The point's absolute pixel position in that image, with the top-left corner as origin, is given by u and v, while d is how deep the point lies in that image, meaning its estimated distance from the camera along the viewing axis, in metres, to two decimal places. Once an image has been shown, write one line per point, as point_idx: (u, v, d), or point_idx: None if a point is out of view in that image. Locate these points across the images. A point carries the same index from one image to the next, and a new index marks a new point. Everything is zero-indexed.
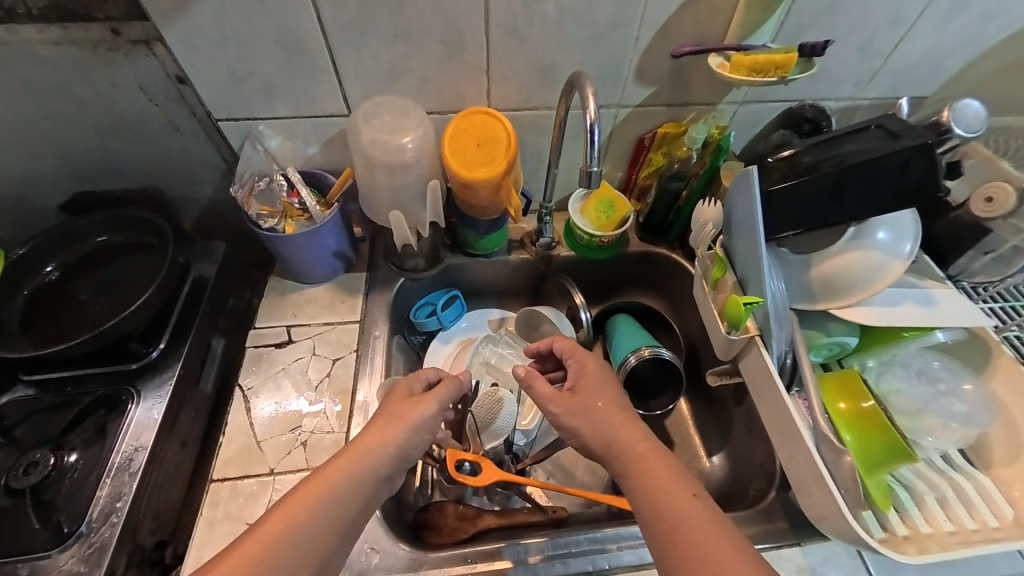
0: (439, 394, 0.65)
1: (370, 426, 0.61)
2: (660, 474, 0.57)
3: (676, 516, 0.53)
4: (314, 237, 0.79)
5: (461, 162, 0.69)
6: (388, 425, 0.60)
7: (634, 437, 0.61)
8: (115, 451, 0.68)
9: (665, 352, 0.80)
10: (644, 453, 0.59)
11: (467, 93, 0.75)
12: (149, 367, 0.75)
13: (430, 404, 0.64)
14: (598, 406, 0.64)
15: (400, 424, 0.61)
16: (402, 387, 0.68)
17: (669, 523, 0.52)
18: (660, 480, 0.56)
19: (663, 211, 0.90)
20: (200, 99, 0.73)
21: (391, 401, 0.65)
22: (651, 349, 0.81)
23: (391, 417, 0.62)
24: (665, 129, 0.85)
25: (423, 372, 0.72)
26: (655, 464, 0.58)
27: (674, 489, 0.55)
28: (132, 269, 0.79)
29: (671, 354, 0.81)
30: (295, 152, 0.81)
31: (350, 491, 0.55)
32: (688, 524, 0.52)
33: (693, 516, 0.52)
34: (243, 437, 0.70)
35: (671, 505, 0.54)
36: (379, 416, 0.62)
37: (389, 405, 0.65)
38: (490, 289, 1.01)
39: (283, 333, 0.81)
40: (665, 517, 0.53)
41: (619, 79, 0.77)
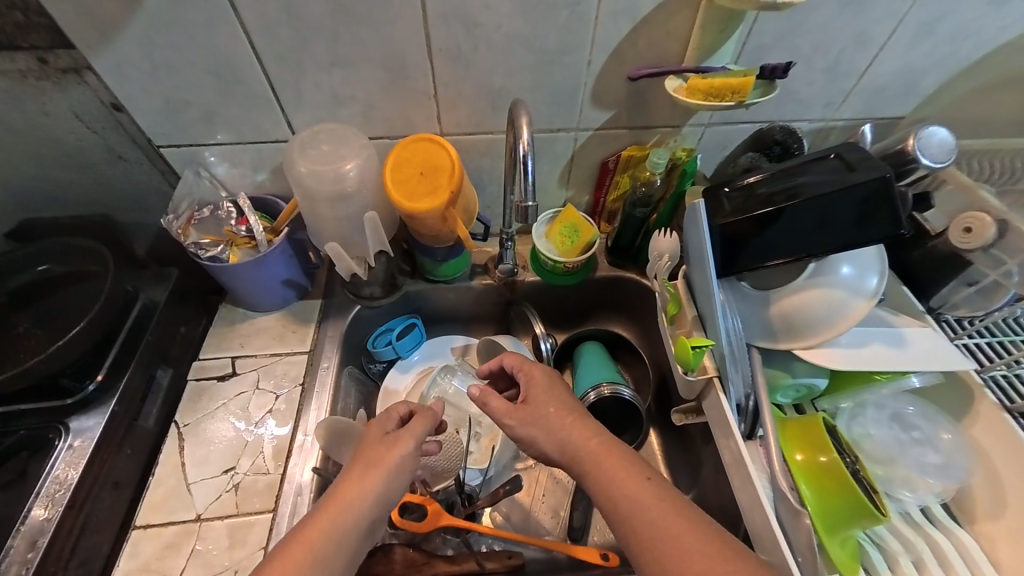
0: (414, 432, 0.62)
1: (348, 472, 0.57)
2: (619, 473, 0.56)
3: (644, 517, 0.52)
4: (260, 266, 0.76)
5: (403, 192, 0.66)
6: (368, 469, 0.57)
7: (589, 438, 0.60)
8: (35, 495, 0.65)
9: (625, 391, 0.78)
10: (600, 453, 0.58)
11: (416, 119, 0.73)
12: (83, 402, 0.72)
13: (407, 443, 0.60)
14: (551, 414, 0.63)
15: (379, 468, 0.58)
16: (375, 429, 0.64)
17: (642, 524, 0.52)
18: (621, 478, 0.55)
19: (630, 235, 0.86)
20: (139, 126, 0.71)
21: (365, 445, 0.61)
22: (611, 387, 0.79)
23: (371, 459, 0.58)
24: (629, 153, 0.81)
25: (394, 406, 0.68)
26: (611, 464, 0.57)
27: (636, 485, 0.55)
28: (73, 300, 0.77)
29: (631, 393, 0.79)
30: (245, 178, 0.80)
31: (332, 552, 0.51)
32: (659, 520, 0.52)
33: (658, 507, 0.53)
34: (174, 479, 0.67)
35: (636, 505, 0.53)
36: (357, 461, 0.58)
37: (366, 448, 0.61)
38: (454, 315, 0.96)
39: (228, 365, 0.78)
40: (637, 521, 0.52)
41: (575, 103, 0.74)
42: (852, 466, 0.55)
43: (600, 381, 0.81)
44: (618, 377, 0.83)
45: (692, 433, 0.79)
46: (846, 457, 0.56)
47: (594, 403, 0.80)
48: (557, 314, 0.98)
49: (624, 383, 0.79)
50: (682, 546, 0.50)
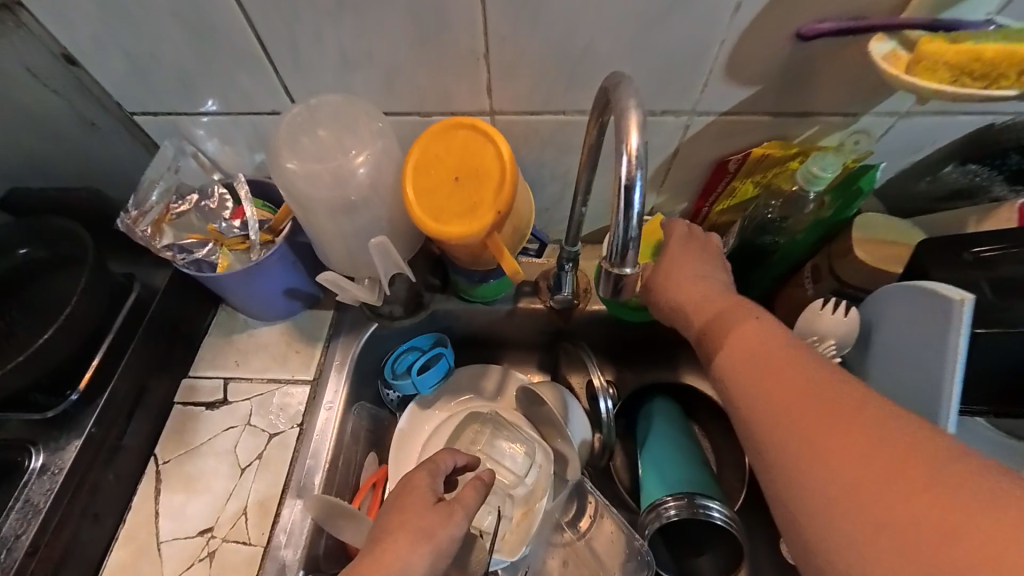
0: (465, 500, 0.47)
1: (384, 531, 0.44)
2: (743, 336, 0.40)
3: (766, 379, 0.37)
4: (253, 276, 0.60)
5: (428, 207, 0.46)
6: (409, 540, 0.43)
7: (711, 312, 0.45)
8: (0, 530, 0.57)
9: (717, 511, 0.53)
10: (721, 314, 0.43)
11: (456, 91, 0.51)
12: (64, 416, 0.62)
13: (462, 518, 0.45)
14: (682, 280, 0.49)
15: (426, 544, 0.43)
16: (409, 484, 0.48)
17: (763, 388, 0.36)
18: (741, 338, 0.40)
19: (743, 268, 0.60)
20: (103, 87, 0.55)
21: (398, 500, 0.46)
22: (693, 503, 0.54)
23: (414, 525, 0.44)
24: (764, 151, 0.55)
25: (437, 456, 0.52)
26: (735, 325, 0.42)
27: (762, 351, 0.38)
28: (52, 292, 0.66)
29: (724, 513, 0.53)
30: (240, 158, 0.63)
31: None
32: (795, 399, 0.34)
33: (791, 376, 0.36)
34: (146, 534, 0.57)
35: (759, 359, 0.38)
36: (403, 523, 0.44)
37: (407, 504, 0.46)
38: (492, 340, 0.77)
39: (219, 389, 0.65)
40: (753, 376, 0.37)
41: (697, 73, 0.48)
42: None
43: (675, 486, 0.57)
44: (700, 480, 0.59)
45: None
46: None
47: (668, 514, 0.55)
48: (623, 352, 0.75)
49: (714, 499, 0.54)
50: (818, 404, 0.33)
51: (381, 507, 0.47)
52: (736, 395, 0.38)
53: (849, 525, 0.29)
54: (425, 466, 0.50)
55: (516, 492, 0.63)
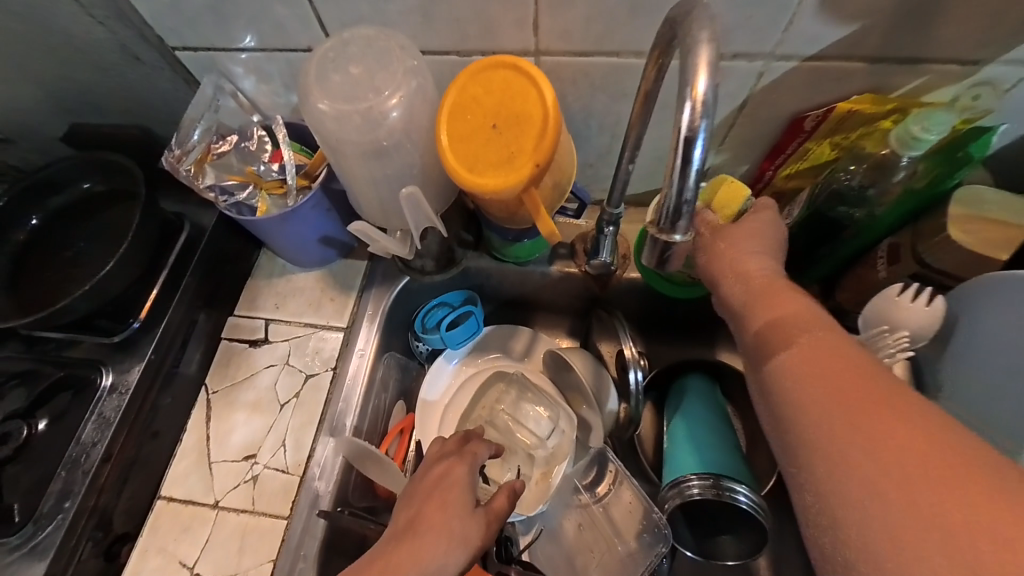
0: (497, 509, 0.48)
1: (419, 522, 0.45)
2: (784, 310, 0.38)
3: (818, 366, 0.34)
4: (290, 222, 0.61)
5: (463, 156, 0.43)
6: (443, 541, 0.43)
7: (756, 283, 0.41)
8: (76, 440, 0.62)
9: (745, 496, 0.51)
10: (775, 307, 0.39)
11: (500, 25, 0.46)
12: (128, 341, 0.67)
13: (493, 525, 0.47)
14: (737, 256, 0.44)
15: (458, 543, 0.44)
16: (446, 478, 0.49)
17: (802, 362, 0.34)
18: (781, 314, 0.38)
19: (807, 242, 0.53)
20: (143, 17, 0.54)
21: (433, 493, 0.47)
22: (718, 485, 0.52)
23: (448, 528, 0.44)
24: (849, 107, 0.47)
25: (473, 449, 0.53)
26: (776, 301, 0.39)
27: (810, 327, 0.36)
28: (112, 226, 0.70)
29: (752, 499, 0.52)
30: (277, 98, 0.62)
31: None
32: (839, 376, 0.32)
33: (839, 356, 0.33)
34: (196, 456, 0.61)
35: (799, 336, 0.36)
36: (442, 512, 0.45)
37: (445, 502, 0.46)
38: (524, 301, 0.76)
39: (260, 329, 0.69)
40: (794, 350, 0.35)
41: (785, 5, 0.40)
42: None
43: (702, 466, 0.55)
44: (727, 461, 0.57)
45: None
46: None
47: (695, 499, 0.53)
48: (658, 323, 0.71)
49: (739, 483, 0.52)
50: (863, 388, 0.31)
51: (406, 489, 0.49)
52: (781, 383, 0.35)
53: (884, 525, 0.27)
54: (462, 461, 0.51)
55: (540, 454, 0.63)
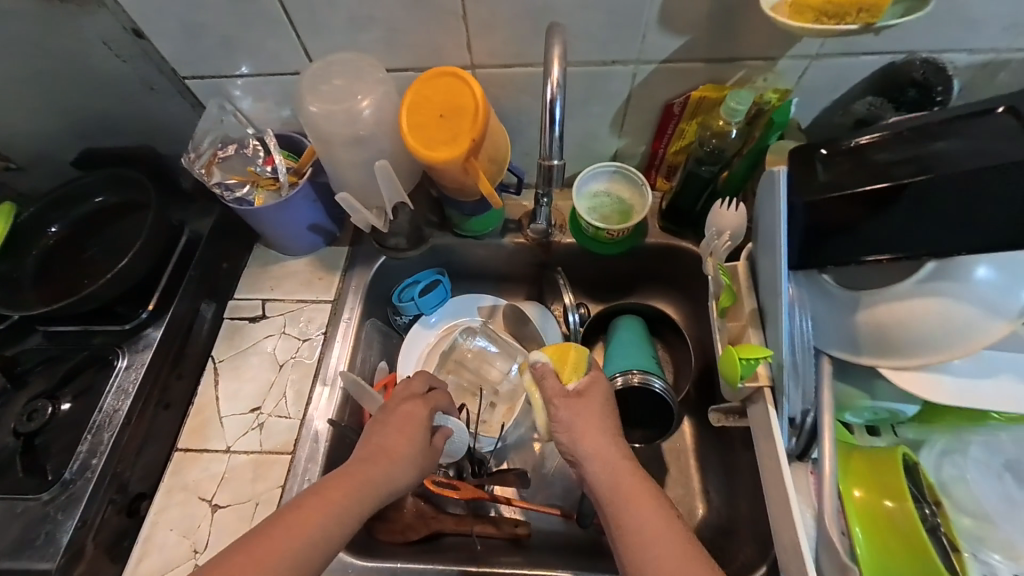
0: (438, 446, 0.61)
1: (392, 448, 0.56)
2: (598, 440, 0.54)
3: (646, 520, 0.47)
4: (283, 210, 0.74)
5: (420, 138, 0.58)
6: (406, 464, 0.56)
7: (583, 418, 0.55)
8: (100, 408, 0.72)
9: (657, 382, 0.68)
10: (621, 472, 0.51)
11: (444, 46, 0.63)
12: (139, 326, 0.78)
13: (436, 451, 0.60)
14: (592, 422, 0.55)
15: (408, 463, 0.56)
16: (414, 418, 0.59)
17: (605, 474, 0.51)
18: (595, 446, 0.53)
19: (693, 196, 0.72)
20: (161, 54, 0.69)
21: (407, 427, 0.58)
22: (642, 376, 0.68)
23: (412, 449, 0.57)
24: (702, 93, 0.65)
25: (436, 398, 0.64)
26: (601, 436, 0.54)
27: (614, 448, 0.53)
28: (125, 230, 0.82)
29: (664, 386, 0.68)
30: (270, 114, 0.76)
31: (344, 516, 0.49)
32: (623, 481, 0.50)
33: (627, 472, 0.51)
34: (210, 411, 0.73)
35: (607, 458, 0.52)
36: (400, 434, 0.57)
37: (411, 436, 0.58)
38: (485, 273, 0.90)
39: (259, 307, 0.80)
40: (632, 507, 0.48)
41: (638, 26, 0.59)
42: (931, 520, 0.46)
43: (633, 367, 0.70)
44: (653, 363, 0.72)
45: (735, 431, 0.69)
46: (924, 506, 0.47)
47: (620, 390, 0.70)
48: (598, 282, 0.87)
49: (658, 377, 0.69)
50: (664, 527, 0.47)
51: (376, 416, 0.60)
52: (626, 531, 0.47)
53: None
54: (422, 403, 0.61)
55: (502, 389, 0.78)
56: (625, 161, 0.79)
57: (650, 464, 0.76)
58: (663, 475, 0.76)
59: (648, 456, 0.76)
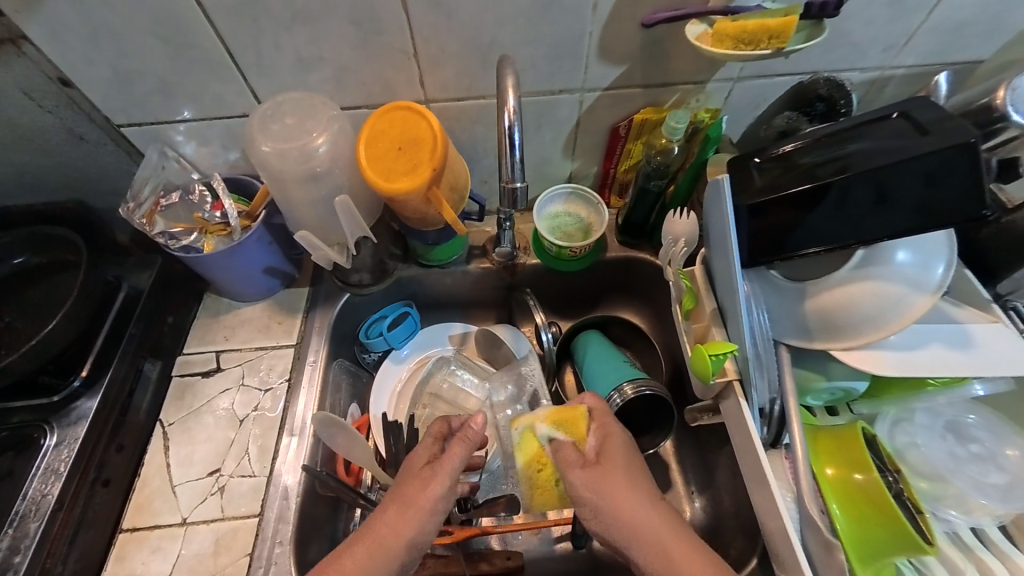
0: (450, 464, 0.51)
1: (387, 538, 0.48)
2: (631, 497, 0.50)
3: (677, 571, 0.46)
4: (235, 254, 0.70)
5: (379, 170, 0.58)
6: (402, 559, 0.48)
7: (609, 484, 0.51)
8: (22, 495, 0.62)
9: (649, 387, 0.67)
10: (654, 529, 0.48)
11: (397, 83, 0.64)
12: (70, 398, 0.68)
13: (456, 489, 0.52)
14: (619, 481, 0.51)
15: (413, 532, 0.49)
16: (424, 486, 0.50)
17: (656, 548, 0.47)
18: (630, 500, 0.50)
19: (644, 211, 0.76)
20: (92, 102, 0.65)
21: (414, 507, 0.49)
22: (634, 386, 0.68)
23: (416, 544, 0.49)
24: (643, 116, 0.70)
25: (456, 453, 0.52)
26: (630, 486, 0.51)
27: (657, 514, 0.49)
28: (50, 291, 0.74)
29: (654, 389, 0.68)
30: (216, 157, 0.74)
31: None
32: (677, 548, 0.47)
33: (673, 537, 0.48)
34: (159, 481, 0.66)
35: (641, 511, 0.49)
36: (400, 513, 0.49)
37: (410, 543, 0.48)
38: (452, 301, 0.89)
39: (212, 360, 0.75)
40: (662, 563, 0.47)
41: (579, 58, 0.63)
42: (895, 486, 0.49)
43: (622, 380, 0.70)
44: (631, 368, 0.73)
45: (711, 429, 0.71)
46: (889, 475, 0.49)
47: (620, 408, 0.69)
48: (565, 300, 0.90)
49: (647, 379, 0.69)
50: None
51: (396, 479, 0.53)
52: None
53: None
54: (443, 487, 0.50)
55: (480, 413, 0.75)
56: (579, 182, 0.83)
57: None
58: None
59: None
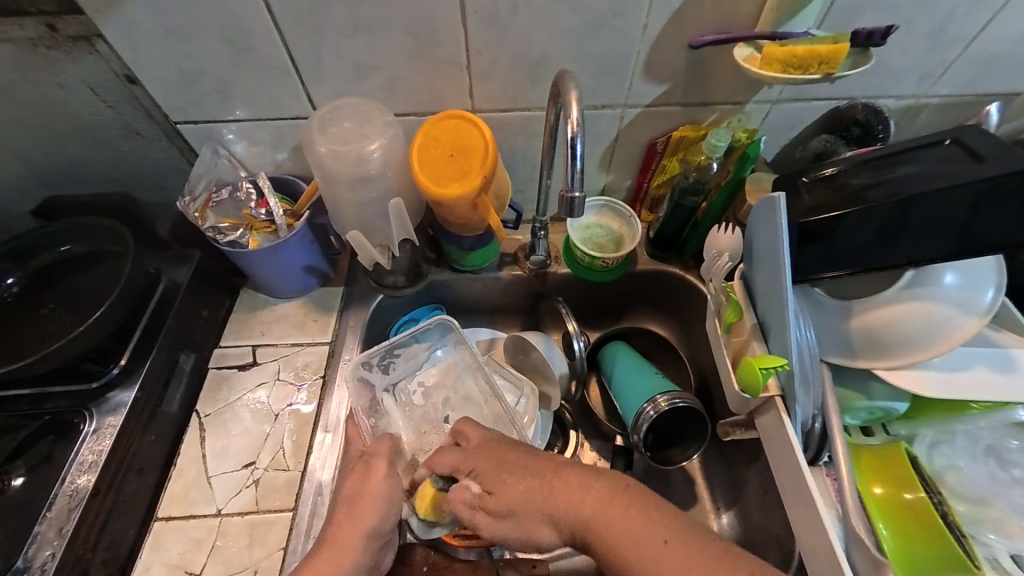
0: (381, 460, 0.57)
1: (358, 516, 0.53)
2: (512, 475, 0.53)
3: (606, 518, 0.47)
4: (278, 252, 0.72)
5: (430, 176, 0.60)
6: (360, 548, 0.51)
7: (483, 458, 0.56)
8: (60, 481, 0.63)
9: (683, 400, 0.68)
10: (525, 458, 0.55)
11: (446, 93, 0.67)
12: (108, 386, 0.69)
13: (384, 466, 0.57)
14: (484, 451, 0.57)
15: (369, 502, 0.54)
16: (370, 482, 0.56)
17: (561, 505, 0.49)
18: (496, 470, 0.54)
19: (676, 225, 0.77)
20: (153, 99, 0.68)
21: (365, 495, 0.55)
22: (668, 399, 0.68)
23: (376, 531, 0.53)
24: (681, 133, 0.72)
25: (376, 453, 0.58)
26: (478, 450, 0.57)
27: (563, 498, 0.49)
28: (94, 280, 0.76)
29: (687, 401, 0.68)
30: (264, 157, 0.76)
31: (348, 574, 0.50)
32: (584, 504, 0.48)
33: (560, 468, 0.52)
34: (195, 471, 0.67)
35: (506, 463, 0.54)
36: (341, 500, 0.55)
37: (378, 518, 0.54)
38: (481, 307, 0.90)
39: (249, 353, 0.76)
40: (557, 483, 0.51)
41: (624, 76, 0.65)
42: (941, 507, 0.49)
43: (654, 392, 0.70)
44: (663, 380, 0.73)
45: (741, 444, 0.71)
46: (934, 496, 0.50)
47: (652, 420, 0.69)
48: (591, 309, 0.90)
49: (679, 391, 0.69)
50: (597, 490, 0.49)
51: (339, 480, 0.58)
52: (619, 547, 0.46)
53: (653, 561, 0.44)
54: (387, 467, 0.57)
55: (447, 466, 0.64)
56: (612, 195, 0.85)
57: (663, 487, 0.76)
58: (675, 496, 0.76)
59: (660, 479, 0.77)
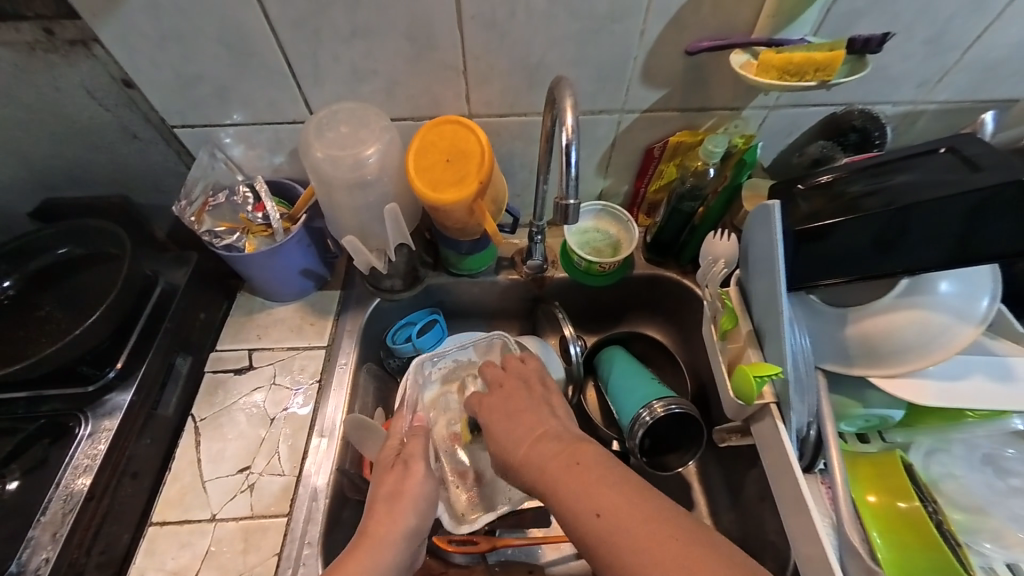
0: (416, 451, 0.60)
1: (395, 509, 0.54)
2: (515, 425, 0.56)
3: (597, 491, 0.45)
4: (275, 255, 0.72)
5: (427, 181, 0.60)
6: (398, 546, 0.52)
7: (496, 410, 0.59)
8: (54, 485, 0.63)
9: (678, 406, 0.68)
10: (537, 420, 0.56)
11: (444, 98, 0.67)
12: (104, 389, 0.69)
13: (422, 466, 0.58)
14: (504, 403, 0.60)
15: (403, 500, 0.55)
16: (405, 476, 0.57)
17: (547, 464, 0.50)
18: (503, 423, 0.57)
19: (674, 230, 0.77)
20: (150, 103, 0.68)
21: (402, 496, 0.55)
22: (664, 405, 0.68)
23: (416, 530, 0.54)
24: (679, 138, 0.72)
25: (410, 450, 0.60)
26: (502, 407, 0.60)
27: (538, 446, 0.52)
28: (91, 283, 0.76)
29: (683, 407, 0.68)
30: (262, 161, 0.76)
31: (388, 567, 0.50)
32: (556, 467, 0.49)
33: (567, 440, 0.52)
34: (191, 475, 0.67)
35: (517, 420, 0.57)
36: (377, 499, 0.55)
37: (414, 503, 0.55)
38: (478, 311, 0.90)
39: (245, 357, 0.76)
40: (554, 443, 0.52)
41: (621, 82, 0.65)
42: (936, 516, 0.49)
43: (650, 398, 0.70)
44: (660, 385, 0.73)
45: (739, 450, 0.71)
46: (928, 505, 0.50)
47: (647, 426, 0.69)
48: (589, 314, 0.90)
49: (674, 397, 0.69)
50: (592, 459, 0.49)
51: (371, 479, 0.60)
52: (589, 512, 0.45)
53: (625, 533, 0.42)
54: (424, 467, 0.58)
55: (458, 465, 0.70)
56: (610, 200, 0.85)
57: (659, 492, 0.76)
58: (672, 502, 0.76)
59: (656, 484, 0.76)
